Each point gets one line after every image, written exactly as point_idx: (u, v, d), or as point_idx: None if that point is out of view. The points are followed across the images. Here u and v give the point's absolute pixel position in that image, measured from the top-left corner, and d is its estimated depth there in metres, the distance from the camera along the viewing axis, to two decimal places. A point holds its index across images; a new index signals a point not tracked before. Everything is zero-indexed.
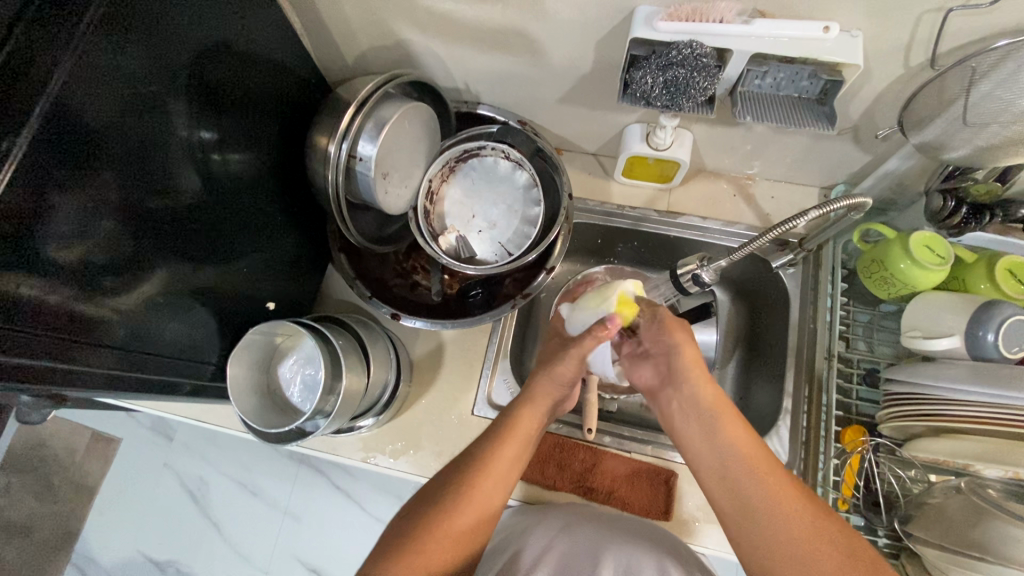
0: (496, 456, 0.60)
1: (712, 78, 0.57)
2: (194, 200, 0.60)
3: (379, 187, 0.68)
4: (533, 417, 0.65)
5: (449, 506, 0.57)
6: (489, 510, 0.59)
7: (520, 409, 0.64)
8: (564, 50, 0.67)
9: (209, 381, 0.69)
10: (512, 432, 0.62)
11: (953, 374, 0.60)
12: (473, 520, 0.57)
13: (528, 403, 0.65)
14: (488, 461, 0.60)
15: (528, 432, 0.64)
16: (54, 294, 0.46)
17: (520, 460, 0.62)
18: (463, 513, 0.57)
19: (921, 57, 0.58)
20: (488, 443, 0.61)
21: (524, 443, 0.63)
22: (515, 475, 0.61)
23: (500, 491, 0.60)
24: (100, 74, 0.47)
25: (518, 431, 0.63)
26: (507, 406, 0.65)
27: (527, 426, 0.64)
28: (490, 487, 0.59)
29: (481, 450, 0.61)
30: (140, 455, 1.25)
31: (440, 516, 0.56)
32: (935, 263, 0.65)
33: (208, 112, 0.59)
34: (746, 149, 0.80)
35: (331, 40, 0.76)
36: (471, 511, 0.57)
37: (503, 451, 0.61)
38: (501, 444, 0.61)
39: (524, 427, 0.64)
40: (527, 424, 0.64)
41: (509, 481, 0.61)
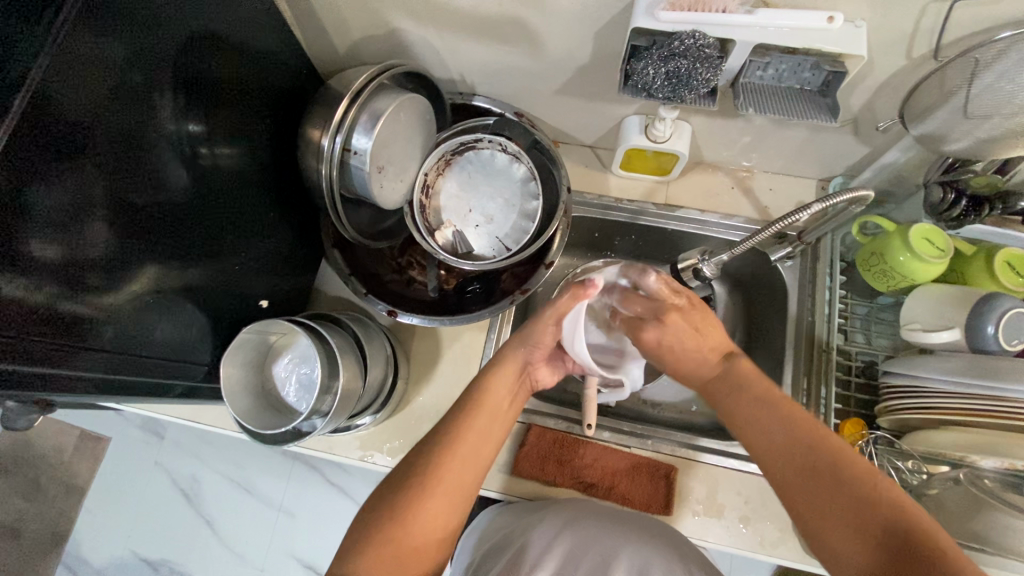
0: (461, 437, 0.59)
1: (715, 69, 0.56)
2: (182, 195, 0.58)
3: (374, 181, 0.66)
4: (500, 395, 0.64)
5: (417, 490, 0.56)
6: (460, 492, 0.57)
7: (486, 385, 0.64)
8: (562, 41, 0.66)
9: (202, 382, 0.68)
10: (478, 409, 0.62)
11: (951, 367, 0.60)
12: (445, 503, 0.56)
13: (494, 378, 0.64)
14: (454, 442, 0.59)
15: (496, 408, 0.63)
16: (37, 293, 0.45)
17: (489, 437, 0.61)
18: (436, 494, 0.56)
19: (924, 48, 0.57)
20: (451, 422, 0.60)
21: (491, 420, 0.62)
22: (487, 455, 0.60)
23: (469, 471, 0.58)
24: (82, 65, 0.45)
25: (485, 409, 0.62)
26: (474, 383, 0.65)
27: (494, 402, 0.63)
28: (459, 466, 0.58)
29: (445, 430, 0.60)
30: (131, 454, 1.23)
31: (409, 502, 0.55)
32: (935, 255, 0.65)
33: (195, 105, 0.57)
34: (744, 141, 0.79)
35: (323, 29, 0.74)
36: (440, 493, 0.56)
37: (470, 428, 0.60)
38: (468, 421, 0.60)
39: (491, 404, 0.63)
40: (494, 401, 0.63)
41: (480, 461, 0.60)
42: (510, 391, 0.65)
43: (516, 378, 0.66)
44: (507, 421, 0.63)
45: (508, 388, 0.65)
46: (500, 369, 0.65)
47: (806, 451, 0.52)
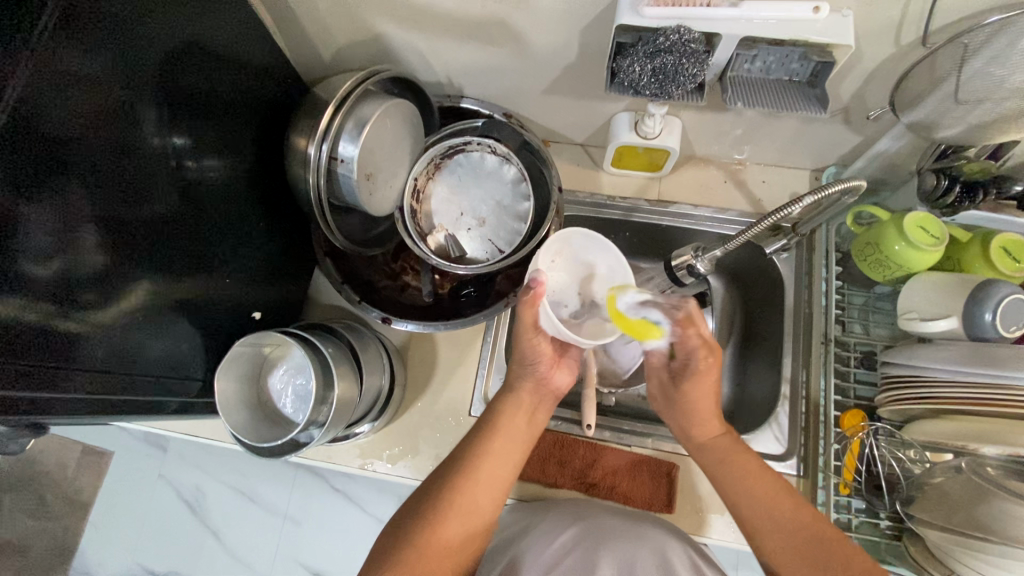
0: (478, 460, 0.60)
1: (701, 64, 0.55)
2: (171, 209, 0.57)
3: (363, 189, 0.66)
4: (519, 417, 0.65)
5: (435, 514, 0.57)
6: (477, 514, 0.58)
7: (504, 408, 0.65)
8: (547, 40, 0.65)
9: (196, 398, 0.67)
10: (499, 430, 0.63)
11: (950, 355, 0.60)
12: (461, 525, 0.57)
13: (509, 399, 0.66)
14: (474, 463, 0.60)
15: (515, 427, 0.64)
16: (31, 313, 0.45)
17: (509, 456, 0.62)
18: (451, 516, 0.57)
19: (913, 36, 0.57)
20: (473, 444, 0.62)
21: (511, 440, 0.63)
22: (508, 474, 0.61)
23: (490, 490, 0.60)
24: (62, 80, 0.44)
25: (504, 430, 0.63)
26: (493, 405, 0.66)
27: (514, 422, 0.64)
28: (478, 487, 0.59)
29: (466, 452, 0.61)
30: (134, 468, 1.22)
31: (430, 523, 0.56)
32: (930, 244, 0.64)
33: (179, 118, 0.57)
34: (736, 134, 0.79)
35: (306, 37, 0.73)
36: (459, 513, 0.57)
37: (491, 450, 0.61)
38: (484, 442, 0.62)
39: (510, 424, 0.64)
40: (511, 422, 0.64)
41: (500, 480, 0.61)
42: (530, 411, 0.66)
43: (529, 398, 0.67)
44: (526, 440, 0.64)
45: (526, 408, 0.66)
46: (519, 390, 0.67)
47: (789, 522, 0.58)
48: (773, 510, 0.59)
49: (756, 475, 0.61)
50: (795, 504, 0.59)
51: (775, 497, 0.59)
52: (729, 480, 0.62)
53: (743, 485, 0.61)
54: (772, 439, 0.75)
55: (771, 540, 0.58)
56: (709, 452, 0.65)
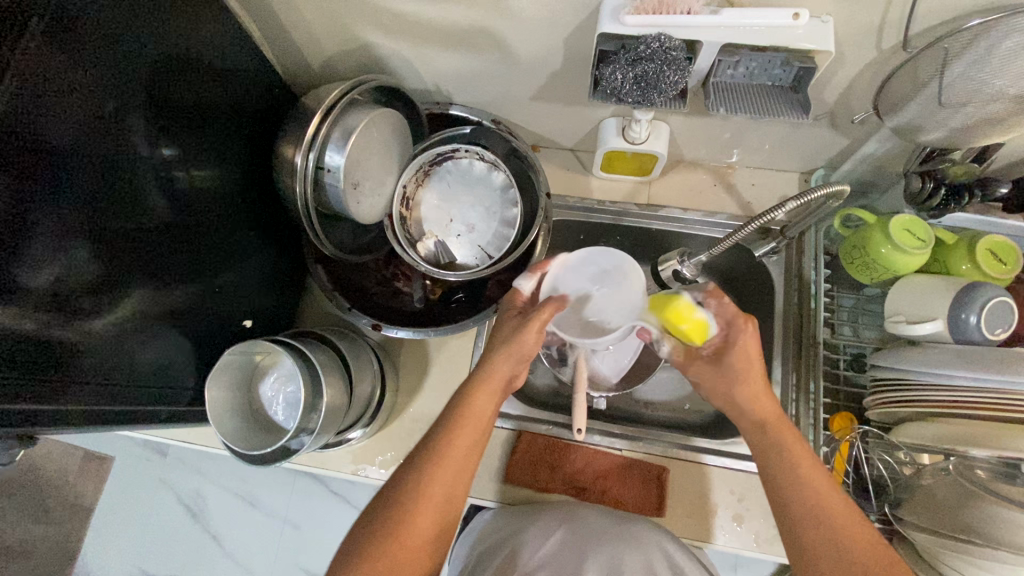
0: (444, 454, 0.58)
1: (682, 71, 0.55)
2: (162, 220, 0.58)
3: (350, 197, 0.66)
4: (484, 402, 0.61)
5: (403, 510, 0.55)
6: (446, 508, 0.57)
7: (471, 394, 0.62)
8: (532, 47, 0.66)
9: (188, 406, 0.68)
10: (465, 419, 0.60)
11: (935, 359, 0.60)
12: (429, 521, 0.56)
13: (473, 388, 0.62)
14: (438, 457, 0.58)
15: (483, 413, 0.61)
16: (25, 322, 0.46)
17: (475, 446, 0.60)
18: (417, 514, 0.55)
19: (894, 40, 0.57)
20: (439, 435, 0.59)
21: (479, 429, 0.61)
22: (471, 465, 0.60)
23: (455, 483, 0.58)
24: (48, 95, 0.45)
25: (471, 419, 0.60)
26: (460, 390, 0.63)
27: (482, 407, 0.61)
28: (437, 485, 0.57)
29: (432, 445, 0.59)
30: (135, 474, 1.23)
31: (396, 522, 0.55)
32: (917, 247, 0.64)
33: (169, 128, 0.58)
34: (724, 138, 0.79)
35: (295, 47, 0.74)
36: (423, 508, 0.56)
37: (454, 442, 0.59)
38: (449, 433, 0.59)
39: (479, 411, 0.61)
40: (478, 411, 0.61)
41: (465, 471, 0.59)
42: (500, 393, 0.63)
43: (500, 385, 0.63)
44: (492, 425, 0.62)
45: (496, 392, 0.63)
46: (492, 373, 0.63)
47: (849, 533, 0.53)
48: (824, 507, 0.54)
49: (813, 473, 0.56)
50: (834, 497, 0.55)
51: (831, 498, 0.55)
52: (787, 473, 0.56)
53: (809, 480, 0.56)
54: None
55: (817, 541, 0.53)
56: (775, 436, 0.59)
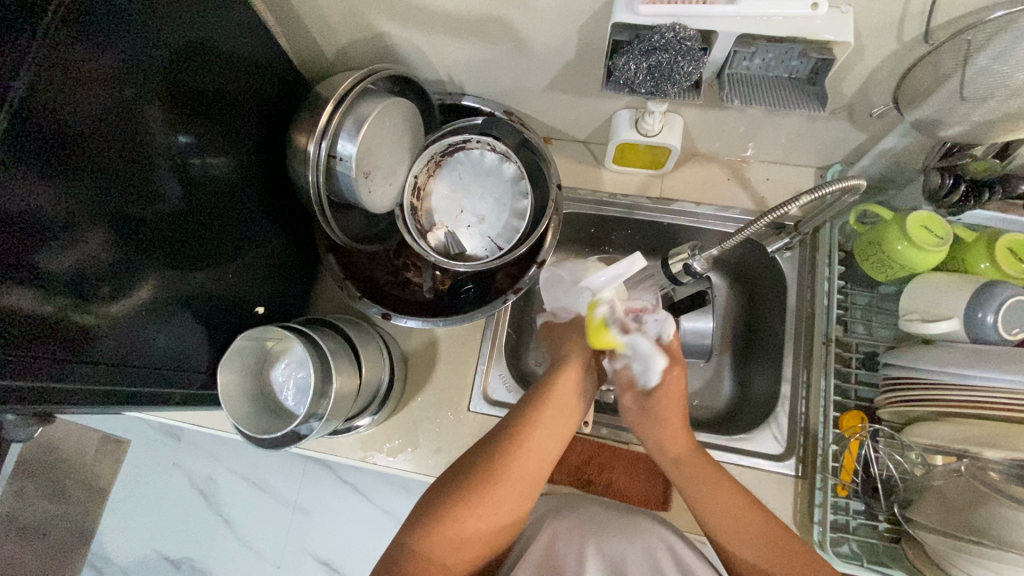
0: (528, 435, 0.63)
1: (696, 62, 0.55)
2: (177, 207, 0.59)
3: (361, 187, 0.67)
4: (562, 403, 0.67)
5: (484, 480, 0.59)
6: (519, 491, 0.61)
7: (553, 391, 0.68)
8: (545, 38, 0.65)
9: (201, 390, 0.69)
10: (543, 412, 0.66)
11: (948, 358, 0.60)
12: (504, 497, 0.59)
13: (558, 386, 0.68)
14: (519, 439, 0.63)
15: (560, 413, 0.67)
16: (47, 303, 0.47)
17: (552, 440, 0.65)
18: (498, 487, 0.59)
19: (915, 31, 0.56)
20: (520, 421, 0.64)
21: (556, 426, 0.66)
22: (549, 456, 0.64)
23: (530, 471, 0.62)
24: (68, 81, 0.46)
25: (550, 412, 0.66)
26: (537, 390, 0.68)
27: (563, 396, 0.68)
28: (521, 465, 0.61)
29: (513, 425, 0.64)
30: (151, 456, 1.26)
31: (477, 489, 0.58)
32: (934, 243, 0.63)
33: (185, 115, 0.58)
34: (739, 131, 0.78)
35: (309, 36, 0.74)
36: (503, 483, 0.59)
37: (536, 429, 0.64)
38: (532, 420, 0.64)
39: (557, 406, 0.67)
40: (558, 407, 0.67)
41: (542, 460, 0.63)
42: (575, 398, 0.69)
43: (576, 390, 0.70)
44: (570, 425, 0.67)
45: (570, 394, 0.69)
46: (570, 378, 0.70)
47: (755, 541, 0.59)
48: (731, 519, 0.60)
49: (716, 486, 0.62)
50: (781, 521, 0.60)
51: (732, 507, 0.61)
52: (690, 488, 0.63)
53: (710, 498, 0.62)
54: (771, 438, 0.74)
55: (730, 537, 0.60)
56: (681, 467, 0.65)
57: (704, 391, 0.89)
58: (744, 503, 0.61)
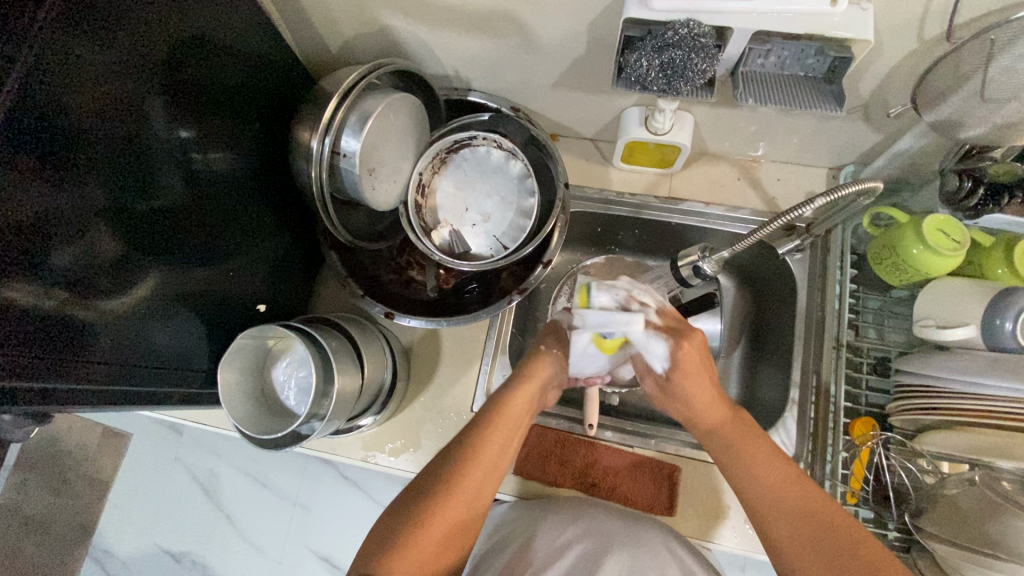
0: (484, 445, 0.59)
1: (710, 59, 0.53)
2: (178, 202, 0.58)
3: (365, 184, 0.65)
4: (520, 406, 0.63)
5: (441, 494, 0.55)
6: (476, 503, 0.57)
7: (506, 396, 0.63)
8: (554, 33, 0.64)
9: (201, 388, 0.68)
10: (498, 419, 0.61)
11: (964, 365, 0.58)
12: (461, 510, 0.56)
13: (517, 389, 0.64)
14: (474, 455, 0.58)
15: (518, 418, 0.63)
16: (44, 300, 0.46)
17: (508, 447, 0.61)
18: (453, 503, 0.55)
19: (937, 29, 0.54)
20: (472, 432, 0.60)
21: (512, 432, 0.62)
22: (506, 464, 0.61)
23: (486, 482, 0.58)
24: (66, 72, 0.44)
25: (506, 417, 0.62)
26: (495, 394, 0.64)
27: (520, 402, 0.64)
28: (477, 475, 0.57)
29: (468, 438, 0.59)
30: (152, 451, 1.25)
31: (434, 504, 0.55)
32: (951, 248, 0.62)
33: (186, 109, 0.57)
34: (751, 130, 0.76)
35: (314, 29, 0.73)
36: (458, 497, 0.56)
37: (491, 439, 0.60)
38: (490, 428, 0.60)
39: (512, 411, 0.63)
40: (515, 411, 0.63)
41: (498, 468, 0.60)
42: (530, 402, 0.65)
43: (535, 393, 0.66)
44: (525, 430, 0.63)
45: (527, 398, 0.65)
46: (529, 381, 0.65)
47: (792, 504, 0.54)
48: (776, 486, 0.55)
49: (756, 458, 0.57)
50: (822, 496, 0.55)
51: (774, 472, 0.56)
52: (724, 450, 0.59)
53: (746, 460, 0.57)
54: (778, 444, 0.73)
55: (769, 510, 0.55)
56: (718, 437, 0.60)
57: None
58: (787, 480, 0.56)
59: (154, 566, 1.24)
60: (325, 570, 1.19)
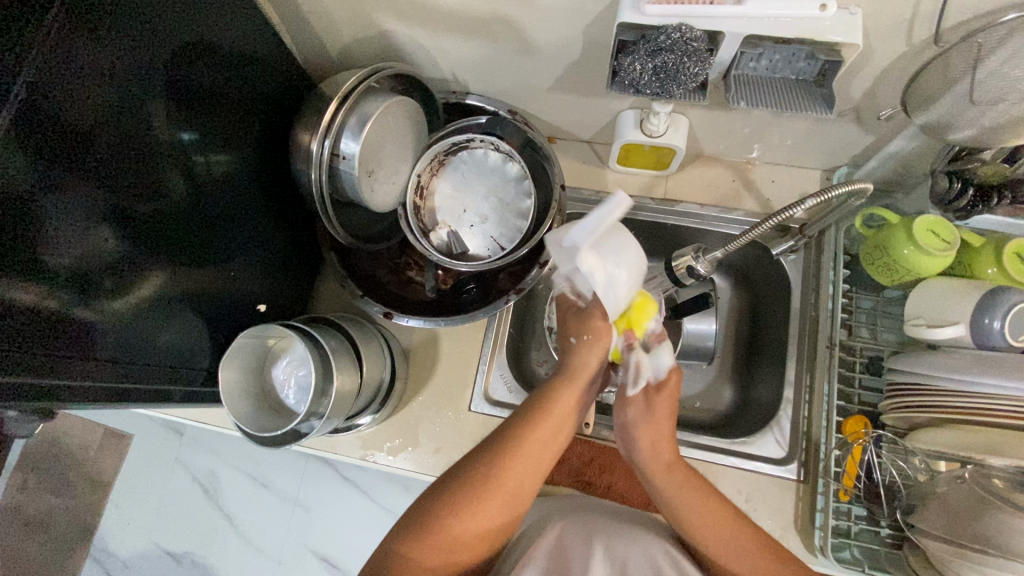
0: (526, 440, 0.58)
1: (703, 63, 0.55)
2: (180, 203, 0.59)
3: (364, 185, 0.66)
4: (568, 403, 0.61)
5: (479, 490, 0.55)
6: (516, 499, 0.57)
7: (556, 392, 0.61)
8: (550, 37, 0.65)
9: (201, 387, 0.69)
10: (545, 415, 0.60)
11: (952, 364, 0.59)
12: (499, 505, 0.56)
13: (566, 384, 0.62)
14: (515, 451, 0.57)
15: (564, 414, 0.61)
16: (49, 299, 0.47)
17: (552, 445, 0.60)
18: (491, 501, 0.55)
19: (925, 33, 0.55)
20: (519, 426, 0.59)
21: (558, 431, 0.60)
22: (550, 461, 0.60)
23: (528, 477, 0.58)
24: (70, 76, 0.45)
25: (554, 414, 0.60)
26: (542, 387, 0.62)
27: (566, 403, 0.61)
28: (518, 472, 0.57)
29: (512, 432, 0.58)
30: (153, 451, 1.26)
31: (472, 495, 0.55)
32: (939, 248, 0.63)
33: (188, 111, 0.58)
34: (745, 132, 0.77)
35: (314, 34, 0.74)
36: (497, 497, 0.56)
37: (535, 434, 0.58)
38: (535, 424, 0.59)
39: (562, 408, 0.61)
40: (562, 407, 0.61)
41: (541, 466, 0.59)
42: (578, 399, 0.63)
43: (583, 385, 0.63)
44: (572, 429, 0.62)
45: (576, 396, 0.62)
46: (581, 371, 0.63)
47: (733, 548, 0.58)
48: (714, 528, 0.58)
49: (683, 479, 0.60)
50: (726, 508, 0.59)
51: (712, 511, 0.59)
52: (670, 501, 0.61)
53: (682, 501, 0.60)
54: (772, 442, 0.74)
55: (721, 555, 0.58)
56: (662, 479, 0.62)
57: (706, 393, 0.88)
58: (716, 505, 0.59)
59: (155, 566, 1.25)
60: (324, 570, 1.19)
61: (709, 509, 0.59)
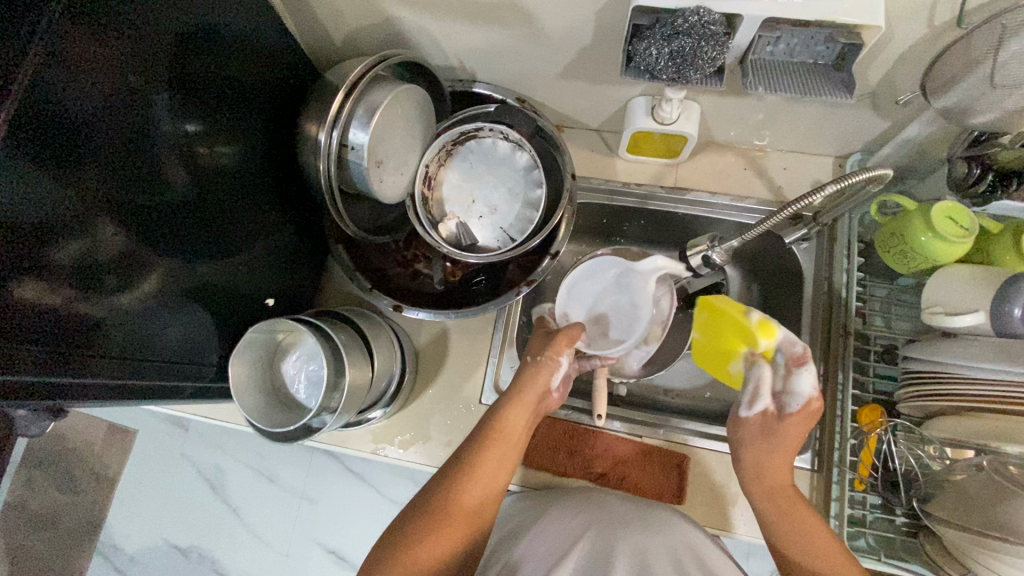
0: (480, 458, 0.59)
1: (720, 46, 0.53)
2: (185, 196, 0.58)
3: (373, 176, 0.65)
4: (517, 424, 0.63)
5: (436, 515, 0.55)
6: (476, 521, 0.56)
7: (506, 413, 0.63)
8: (562, 22, 0.63)
9: (211, 382, 0.68)
10: (496, 437, 0.61)
11: (974, 352, 0.58)
12: (460, 528, 0.55)
13: (510, 405, 0.64)
14: (469, 472, 0.58)
15: (514, 433, 0.62)
16: (52, 297, 0.46)
17: (507, 464, 0.61)
18: (450, 522, 0.55)
19: (948, 15, 0.54)
20: (471, 450, 0.60)
21: (510, 449, 0.61)
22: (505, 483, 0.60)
23: (485, 497, 0.58)
24: (72, 67, 0.44)
25: (504, 437, 0.62)
26: (491, 411, 0.65)
27: (513, 427, 0.63)
28: (472, 491, 0.57)
29: (465, 457, 0.59)
30: (157, 446, 1.26)
31: (430, 519, 0.55)
32: (960, 235, 0.62)
33: (192, 102, 0.57)
34: (757, 119, 0.76)
35: (318, 21, 0.72)
36: (453, 519, 0.55)
37: (489, 454, 0.60)
38: (486, 443, 0.61)
39: (508, 433, 0.62)
40: (512, 426, 0.63)
41: (500, 486, 0.59)
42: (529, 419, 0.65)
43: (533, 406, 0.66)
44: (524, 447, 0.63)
45: (524, 416, 0.64)
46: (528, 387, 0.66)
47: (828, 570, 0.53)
48: (827, 558, 0.53)
49: (810, 524, 0.56)
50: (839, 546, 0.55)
51: (828, 545, 0.54)
52: (795, 541, 0.56)
53: (800, 532, 0.56)
54: (785, 430, 0.74)
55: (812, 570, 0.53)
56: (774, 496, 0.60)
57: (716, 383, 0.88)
58: (822, 528, 0.56)
59: (163, 560, 1.25)
60: (332, 563, 1.19)
61: (821, 544, 0.54)
